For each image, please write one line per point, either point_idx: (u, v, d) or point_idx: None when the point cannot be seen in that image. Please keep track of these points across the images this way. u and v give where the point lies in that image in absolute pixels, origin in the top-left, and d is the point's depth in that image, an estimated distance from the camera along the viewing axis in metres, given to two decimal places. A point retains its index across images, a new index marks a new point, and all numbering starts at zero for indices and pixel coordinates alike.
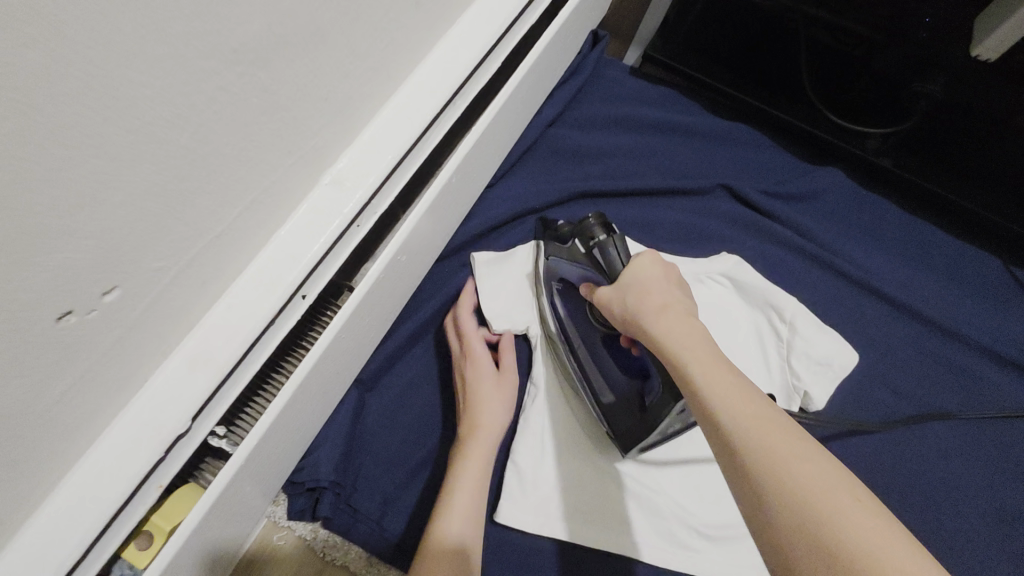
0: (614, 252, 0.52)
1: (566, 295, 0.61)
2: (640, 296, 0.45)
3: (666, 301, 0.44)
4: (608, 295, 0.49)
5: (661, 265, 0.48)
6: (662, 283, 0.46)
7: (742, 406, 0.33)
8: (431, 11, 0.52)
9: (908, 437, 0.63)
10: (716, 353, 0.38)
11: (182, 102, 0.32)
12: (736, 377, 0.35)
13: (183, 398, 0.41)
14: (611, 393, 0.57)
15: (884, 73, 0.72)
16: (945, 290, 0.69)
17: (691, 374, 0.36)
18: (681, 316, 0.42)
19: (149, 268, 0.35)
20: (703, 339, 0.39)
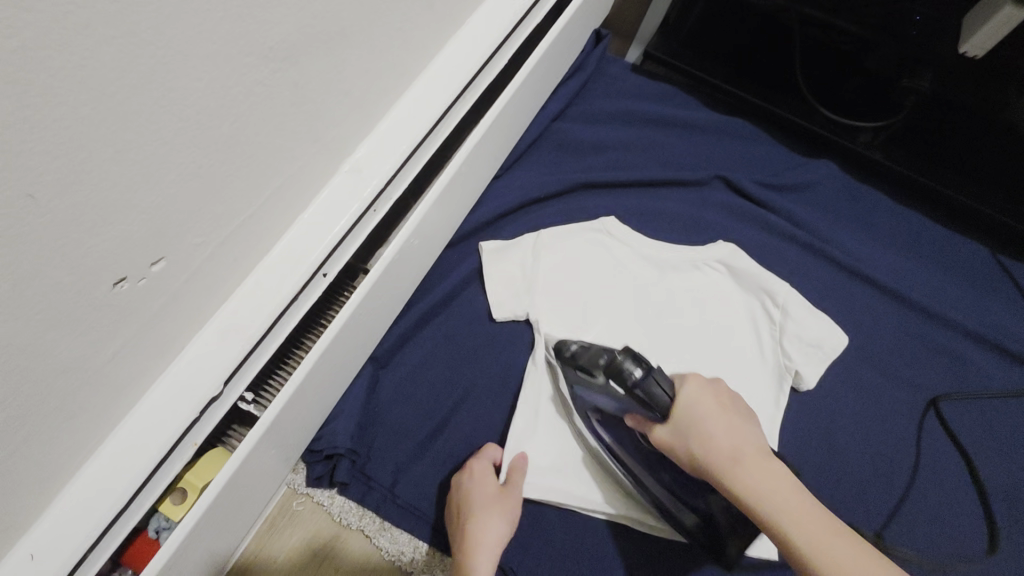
0: (661, 391, 0.48)
1: (608, 425, 0.58)
2: (706, 442, 0.47)
3: (736, 448, 0.46)
4: (669, 437, 0.49)
5: (710, 390, 0.50)
6: (721, 414, 0.48)
7: (849, 561, 0.40)
8: (443, 11, 0.55)
9: (895, 416, 0.66)
10: (798, 494, 0.44)
11: (225, 94, 0.36)
12: (828, 524, 0.42)
13: (217, 364, 0.45)
14: (694, 517, 0.55)
15: (875, 70, 0.75)
16: (934, 277, 0.72)
17: (781, 524, 0.43)
18: (759, 463, 0.46)
19: (191, 243, 0.39)
20: (783, 482, 0.45)
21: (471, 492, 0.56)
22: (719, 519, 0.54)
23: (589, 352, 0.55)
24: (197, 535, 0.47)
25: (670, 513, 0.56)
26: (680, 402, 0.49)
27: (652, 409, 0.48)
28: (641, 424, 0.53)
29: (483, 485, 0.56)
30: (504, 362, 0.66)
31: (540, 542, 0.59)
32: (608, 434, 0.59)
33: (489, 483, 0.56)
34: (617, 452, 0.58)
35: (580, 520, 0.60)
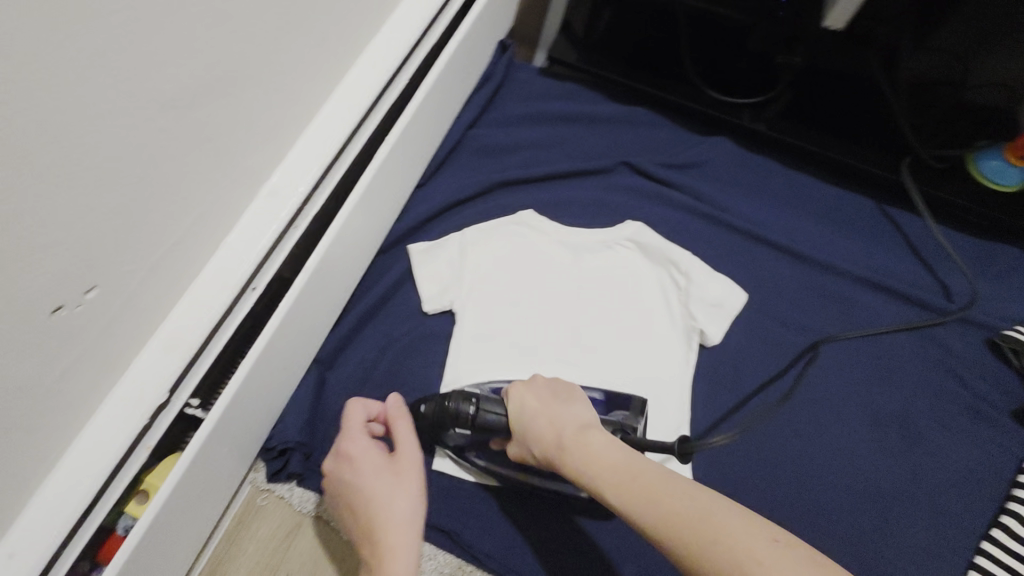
0: (494, 414, 0.60)
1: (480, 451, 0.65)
2: (539, 439, 0.56)
3: (561, 433, 0.55)
4: (520, 449, 0.59)
5: (530, 393, 0.59)
6: (546, 412, 0.57)
7: (651, 504, 0.47)
8: (338, 44, 0.62)
9: (797, 359, 0.73)
10: (622, 455, 0.51)
11: (133, 143, 0.42)
12: (646, 477, 0.49)
13: (160, 375, 0.51)
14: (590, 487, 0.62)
15: (756, 48, 0.82)
16: (823, 231, 0.79)
17: (601, 488, 0.50)
18: (584, 442, 0.53)
19: (120, 272, 0.45)
20: (604, 450, 0.52)
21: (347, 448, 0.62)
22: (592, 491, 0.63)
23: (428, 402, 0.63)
24: (161, 530, 0.53)
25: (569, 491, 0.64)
26: (512, 420, 0.59)
27: (497, 430, 0.60)
28: (503, 445, 0.62)
29: (368, 453, 0.62)
30: (438, 351, 0.72)
31: (482, 507, 0.66)
32: (487, 463, 0.65)
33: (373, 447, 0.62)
34: (498, 470, 0.65)
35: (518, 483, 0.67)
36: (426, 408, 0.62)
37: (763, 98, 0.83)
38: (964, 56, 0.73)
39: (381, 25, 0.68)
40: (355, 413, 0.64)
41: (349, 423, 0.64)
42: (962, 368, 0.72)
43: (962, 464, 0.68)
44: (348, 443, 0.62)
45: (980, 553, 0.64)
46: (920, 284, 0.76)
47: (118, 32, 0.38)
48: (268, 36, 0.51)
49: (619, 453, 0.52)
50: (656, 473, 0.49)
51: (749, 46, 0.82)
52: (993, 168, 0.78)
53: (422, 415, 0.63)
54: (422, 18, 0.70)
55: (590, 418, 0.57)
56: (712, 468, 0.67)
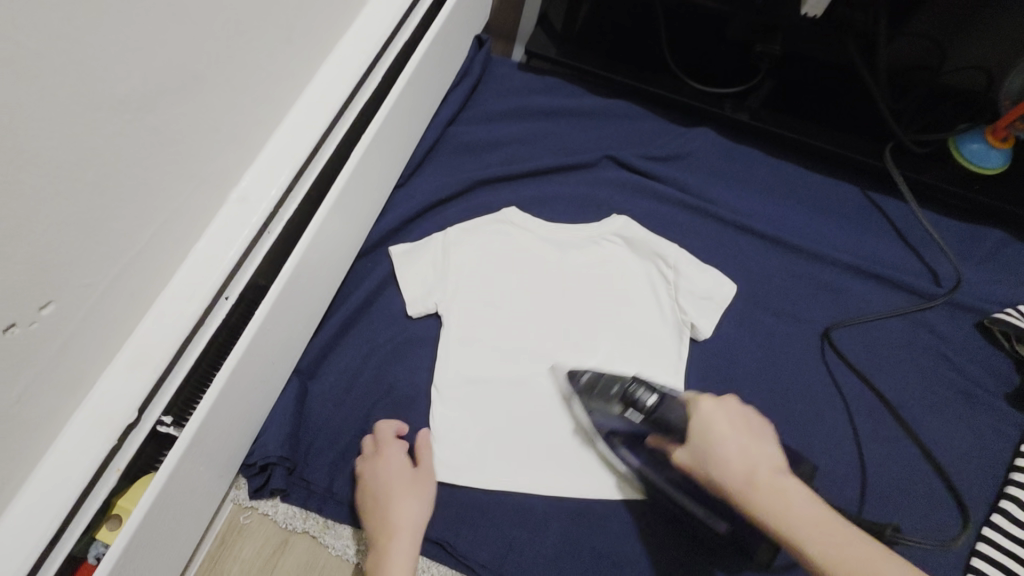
0: (676, 414, 0.56)
1: (634, 450, 0.63)
2: (724, 466, 0.50)
3: (752, 471, 0.49)
4: (687, 463, 0.53)
5: (724, 413, 0.53)
6: (734, 435, 0.51)
7: (864, 567, 0.44)
8: (306, 41, 0.59)
9: (789, 350, 0.72)
10: (813, 507, 0.48)
11: (87, 150, 0.39)
12: (843, 535, 0.46)
13: (127, 393, 0.48)
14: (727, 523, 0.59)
15: (738, 35, 0.82)
16: (810, 220, 0.79)
17: (804, 543, 0.46)
18: (781, 485, 0.49)
19: (78, 286, 0.43)
20: (805, 500, 0.48)
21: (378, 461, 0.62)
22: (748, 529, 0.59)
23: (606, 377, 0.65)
24: (136, 556, 0.50)
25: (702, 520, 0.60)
26: (700, 438, 0.52)
27: (670, 432, 0.56)
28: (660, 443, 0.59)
29: (396, 468, 0.62)
30: (424, 355, 0.70)
31: (476, 516, 0.64)
32: (642, 464, 0.62)
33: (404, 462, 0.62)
34: (649, 475, 0.62)
35: (513, 489, 0.65)
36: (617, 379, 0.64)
37: (745, 86, 0.81)
38: (941, 42, 0.78)
39: (351, 22, 0.66)
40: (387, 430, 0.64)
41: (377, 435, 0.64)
42: (953, 353, 0.72)
43: (958, 449, 0.68)
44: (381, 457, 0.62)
45: (980, 539, 0.63)
46: (908, 270, 0.76)
47: (62, 31, 0.35)
48: (230, 33, 0.49)
49: (813, 502, 0.48)
50: (845, 530, 0.47)
51: (732, 35, 0.82)
52: (973, 150, 0.77)
53: (601, 386, 0.65)
54: (394, 13, 0.68)
55: (776, 454, 0.52)
56: None
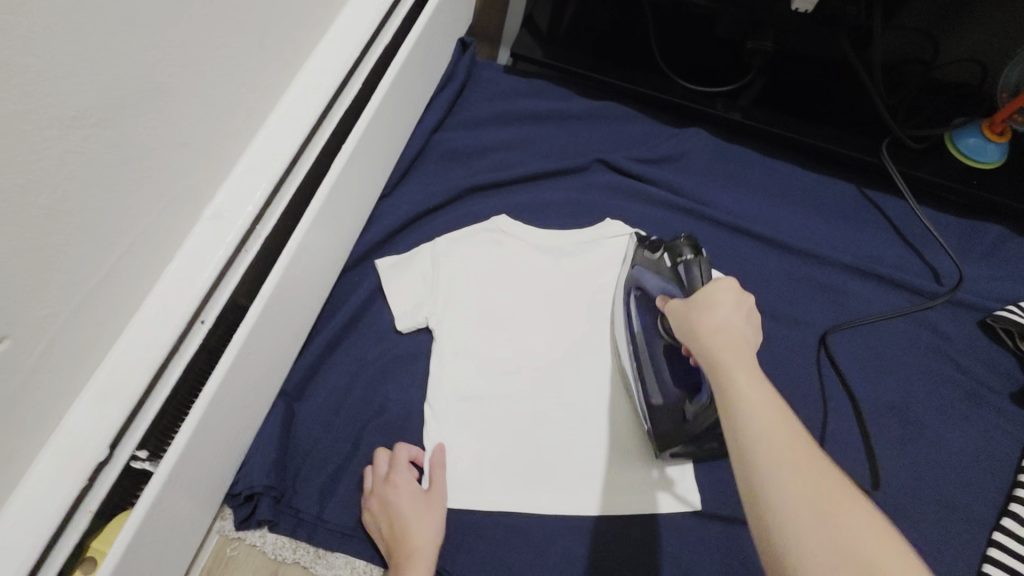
0: (698, 275, 0.54)
1: (641, 307, 0.64)
2: (704, 318, 0.47)
3: (730, 336, 0.45)
4: (671, 309, 0.51)
5: (738, 288, 0.49)
6: (734, 309, 0.47)
7: (786, 459, 0.37)
8: (280, 47, 0.57)
9: (791, 354, 0.70)
10: (776, 401, 0.40)
11: (35, 171, 0.36)
12: (789, 434, 0.38)
13: (97, 428, 0.45)
14: (661, 397, 0.62)
15: (725, 33, 0.81)
16: (806, 220, 0.77)
17: (736, 400, 0.40)
18: (741, 349, 0.44)
19: (36, 317, 0.39)
20: (763, 383, 0.41)
21: (391, 483, 0.59)
22: (678, 417, 0.61)
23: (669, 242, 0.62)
24: None
25: (647, 387, 0.63)
26: (704, 287, 0.50)
27: (684, 286, 0.54)
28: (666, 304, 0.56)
29: (408, 491, 0.59)
30: (416, 372, 0.68)
31: (473, 539, 0.61)
32: (642, 321, 0.64)
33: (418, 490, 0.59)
34: (640, 339, 0.65)
35: (511, 510, 0.62)
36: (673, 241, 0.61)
37: (736, 85, 0.79)
38: (930, 34, 0.76)
39: (328, 26, 0.63)
40: (402, 453, 0.62)
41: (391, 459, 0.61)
42: (956, 353, 0.71)
43: (966, 451, 0.66)
44: (392, 485, 0.59)
45: (993, 545, 0.61)
46: (909, 268, 0.75)
47: (1, 43, 0.32)
48: (195, 41, 0.46)
49: (766, 381, 0.42)
50: (804, 443, 0.38)
51: (718, 33, 0.81)
52: (971, 145, 0.76)
53: (655, 244, 0.63)
54: (373, 16, 0.66)
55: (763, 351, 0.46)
56: (712, 473, 0.65)
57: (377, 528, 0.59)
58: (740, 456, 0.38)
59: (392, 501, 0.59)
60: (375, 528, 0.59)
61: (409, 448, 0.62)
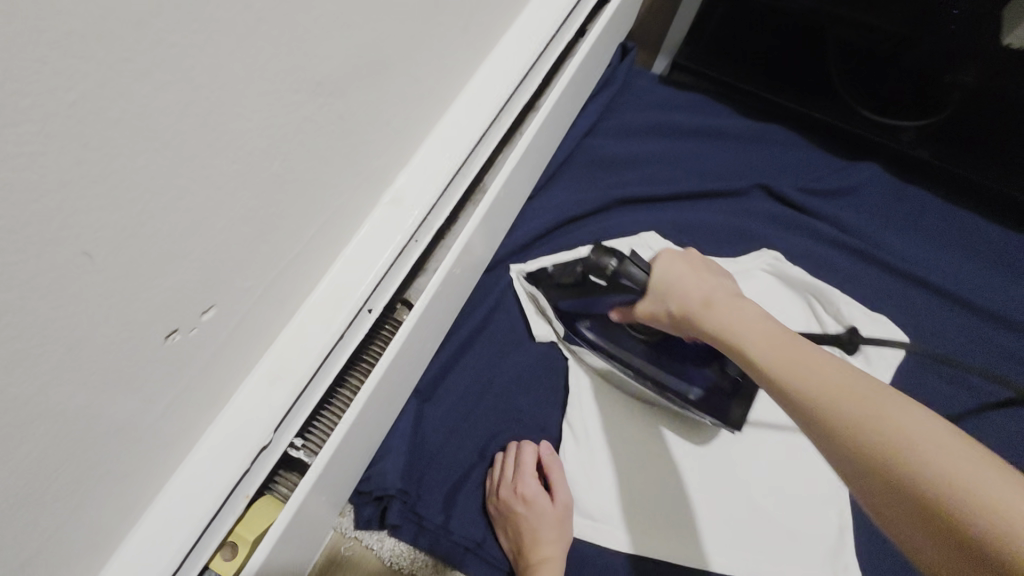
0: (638, 269, 0.49)
1: (597, 326, 0.59)
2: (679, 293, 0.46)
3: (710, 294, 0.45)
4: (651, 316, 0.49)
5: (683, 259, 0.49)
6: (694, 274, 0.47)
7: (810, 367, 0.36)
8: (478, 30, 0.53)
9: (967, 426, 0.62)
10: (773, 324, 0.41)
11: (276, 133, 0.34)
12: (802, 346, 0.38)
13: (265, 410, 0.42)
14: (697, 388, 0.55)
15: (914, 65, 0.72)
16: (992, 278, 0.69)
17: (742, 342, 0.40)
18: (728, 300, 0.44)
19: (240, 288, 0.37)
20: (756, 316, 0.42)
21: (515, 486, 0.56)
22: (723, 387, 0.56)
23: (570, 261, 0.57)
24: None
25: (673, 393, 0.56)
26: (654, 275, 0.49)
27: (633, 288, 0.49)
28: (624, 313, 0.54)
29: (536, 496, 0.55)
30: (552, 389, 0.63)
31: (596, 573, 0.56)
32: (599, 336, 0.59)
33: (543, 497, 0.55)
34: (617, 348, 0.58)
35: (643, 554, 0.57)
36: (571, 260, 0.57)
37: (926, 120, 0.72)
38: None
39: (516, 15, 0.60)
40: (527, 456, 0.58)
41: (516, 452, 0.59)
42: None
43: None
44: (517, 487, 0.56)
45: None
46: None
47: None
48: (419, 17, 0.43)
49: (773, 322, 0.41)
50: (820, 352, 0.38)
51: (904, 64, 0.72)
52: None
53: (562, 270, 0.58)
54: (563, 8, 0.62)
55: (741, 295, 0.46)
56: (875, 552, 0.58)
57: (503, 529, 0.57)
58: (812, 413, 0.34)
59: (517, 507, 0.55)
60: (501, 530, 0.57)
61: (534, 449, 0.59)
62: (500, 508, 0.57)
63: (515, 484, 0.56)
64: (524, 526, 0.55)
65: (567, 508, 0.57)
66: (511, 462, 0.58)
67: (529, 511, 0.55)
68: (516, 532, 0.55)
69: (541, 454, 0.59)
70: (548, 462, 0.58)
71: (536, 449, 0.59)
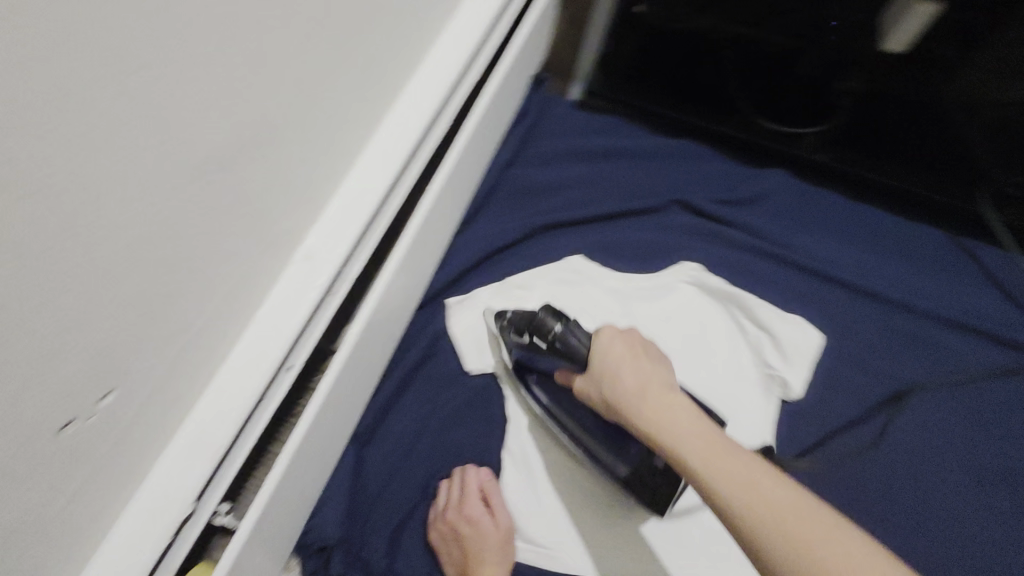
0: (576, 339, 0.51)
1: (544, 386, 0.61)
2: (616, 382, 0.47)
3: (646, 386, 0.46)
4: (582, 386, 0.51)
5: (622, 337, 0.49)
6: (632, 360, 0.48)
7: (742, 475, 0.37)
8: (381, 83, 0.55)
9: (889, 412, 0.65)
10: (702, 423, 0.42)
11: (158, 219, 0.33)
12: (731, 450, 0.40)
13: (184, 483, 0.43)
14: (624, 464, 0.55)
15: (808, 74, 0.78)
16: (897, 268, 0.73)
17: (679, 443, 0.41)
18: (662, 393, 0.45)
19: (141, 369, 0.38)
20: (689, 414, 0.43)
21: (460, 508, 0.57)
22: (646, 469, 0.54)
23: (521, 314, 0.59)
24: None
25: (604, 461, 0.56)
26: (594, 351, 0.50)
27: (571, 358, 0.51)
28: (566, 376, 0.55)
29: (481, 517, 0.57)
30: (490, 419, 0.65)
31: None
32: (548, 396, 0.61)
33: (487, 517, 0.57)
34: (560, 412, 0.60)
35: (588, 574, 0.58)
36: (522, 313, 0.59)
37: (822, 126, 0.77)
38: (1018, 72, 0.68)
39: (422, 61, 0.61)
40: (471, 479, 0.60)
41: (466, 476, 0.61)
42: None
43: None
44: (462, 509, 0.57)
45: None
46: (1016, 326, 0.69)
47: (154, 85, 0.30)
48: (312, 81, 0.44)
49: (703, 418, 0.43)
50: (747, 456, 0.39)
51: (800, 74, 0.79)
52: None
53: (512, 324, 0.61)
54: (466, 51, 0.64)
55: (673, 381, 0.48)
56: None
57: (449, 555, 0.57)
58: (744, 529, 0.36)
59: (463, 529, 0.56)
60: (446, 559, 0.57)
61: (475, 471, 0.61)
62: (444, 531, 0.58)
63: (460, 506, 0.58)
64: (471, 547, 0.56)
65: (507, 528, 0.58)
66: (455, 487, 0.60)
67: (474, 532, 0.56)
68: (462, 556, 0.56)
69: (483, 478, 0.60)
70: (489, 485, 0.60)
71: (479, 472, 0.61)
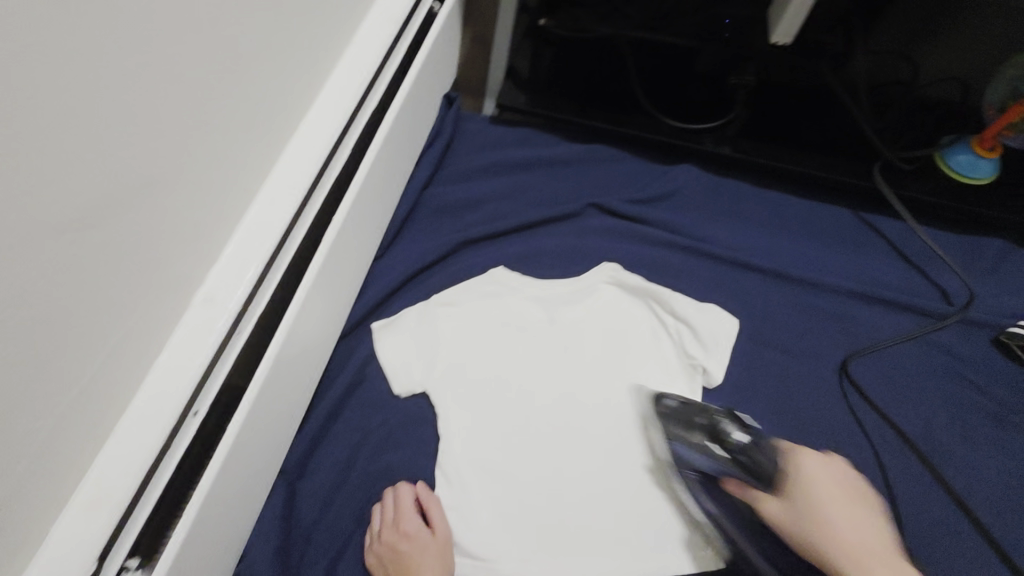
0: (766, 460, 0.57)
1: (710, 493, 0.61)
2: (837, 537, 0.53)
3: (864, 538, 0.53)
4: (776, 513, 0.56)
5: (827, 471, 0.57)
6: (849, 503, 0.55)
7: None
8: (276, 118, 0.54)
9: (804, 387, 0.68)
10: (884, 546, 0.53)
11: (13, 284, 0.31)
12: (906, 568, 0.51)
13: (81, 547, 0.41)
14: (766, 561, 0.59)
15: (706, 69, 0.83)
16: (805, 248, 0.76)
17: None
18: (864, 533, 0.53)
19: (18, 445, 0.35)
20: (868, 538, 0.53)
21: (396, 525, 0.58)
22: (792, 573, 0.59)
23: (682, 408, 0.62)
24: None
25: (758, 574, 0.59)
26: (788, 469, 0.57)
27: (756, 474, 0.57)
28: (739, 487, 0.58)
29: (415, 533, 0.57)
30: (421, 438, 0.65)
31: None
32: (708, 498, 0.61)
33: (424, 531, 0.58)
34: (744, 522, 0.60)
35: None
36: (689, 406, 0.62)
37: (723, 120, 0.80)
38: (906, 55, 0.79)
39: (319, 90, 0.61)
40: (406, 496, 0.60)
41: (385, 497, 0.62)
42: (971, 373, 0.69)
43: (992, 477, 0.64)
44: (398, 525, 0.58)
45: None
46: (916, 291, 0.74)
47: (28, 143, 0.30)
48: (193, 126, 0.42)
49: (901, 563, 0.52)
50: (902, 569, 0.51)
51: (700, 69, 0.83)
52: (961, 162, 0.76)
53: (675, 412, 0.62)
54: (367, 74, 0.63)
55: (874, 523, 0.55)
56: None
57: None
58: None
59: (399, 547, 0.57)
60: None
61: (413, 488, 0.61)
62: (381, 553, 0.58)
63: (396, 523, 0.58)
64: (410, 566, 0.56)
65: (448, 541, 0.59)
66: (392, 507, 0.60)
67: (410, 548, 0.57)
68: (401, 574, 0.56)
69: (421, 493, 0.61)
70: (427, 500, 0.60)
71: (415, 488, 0.61)
